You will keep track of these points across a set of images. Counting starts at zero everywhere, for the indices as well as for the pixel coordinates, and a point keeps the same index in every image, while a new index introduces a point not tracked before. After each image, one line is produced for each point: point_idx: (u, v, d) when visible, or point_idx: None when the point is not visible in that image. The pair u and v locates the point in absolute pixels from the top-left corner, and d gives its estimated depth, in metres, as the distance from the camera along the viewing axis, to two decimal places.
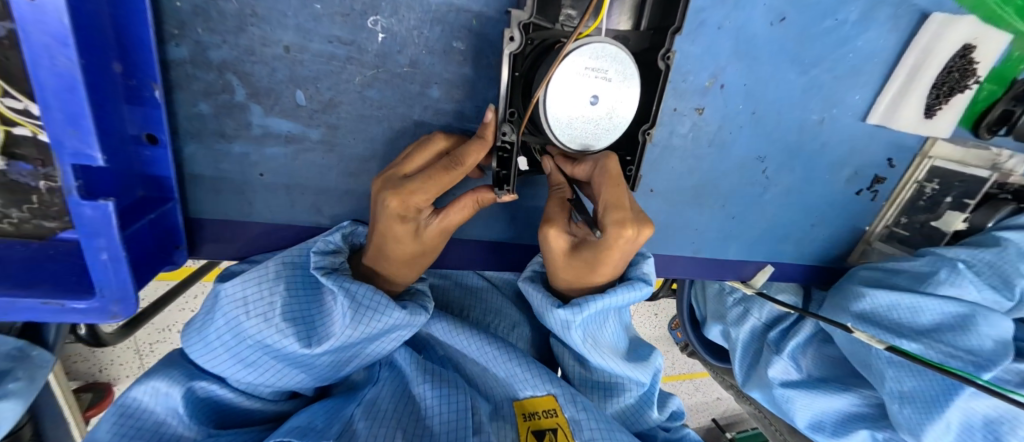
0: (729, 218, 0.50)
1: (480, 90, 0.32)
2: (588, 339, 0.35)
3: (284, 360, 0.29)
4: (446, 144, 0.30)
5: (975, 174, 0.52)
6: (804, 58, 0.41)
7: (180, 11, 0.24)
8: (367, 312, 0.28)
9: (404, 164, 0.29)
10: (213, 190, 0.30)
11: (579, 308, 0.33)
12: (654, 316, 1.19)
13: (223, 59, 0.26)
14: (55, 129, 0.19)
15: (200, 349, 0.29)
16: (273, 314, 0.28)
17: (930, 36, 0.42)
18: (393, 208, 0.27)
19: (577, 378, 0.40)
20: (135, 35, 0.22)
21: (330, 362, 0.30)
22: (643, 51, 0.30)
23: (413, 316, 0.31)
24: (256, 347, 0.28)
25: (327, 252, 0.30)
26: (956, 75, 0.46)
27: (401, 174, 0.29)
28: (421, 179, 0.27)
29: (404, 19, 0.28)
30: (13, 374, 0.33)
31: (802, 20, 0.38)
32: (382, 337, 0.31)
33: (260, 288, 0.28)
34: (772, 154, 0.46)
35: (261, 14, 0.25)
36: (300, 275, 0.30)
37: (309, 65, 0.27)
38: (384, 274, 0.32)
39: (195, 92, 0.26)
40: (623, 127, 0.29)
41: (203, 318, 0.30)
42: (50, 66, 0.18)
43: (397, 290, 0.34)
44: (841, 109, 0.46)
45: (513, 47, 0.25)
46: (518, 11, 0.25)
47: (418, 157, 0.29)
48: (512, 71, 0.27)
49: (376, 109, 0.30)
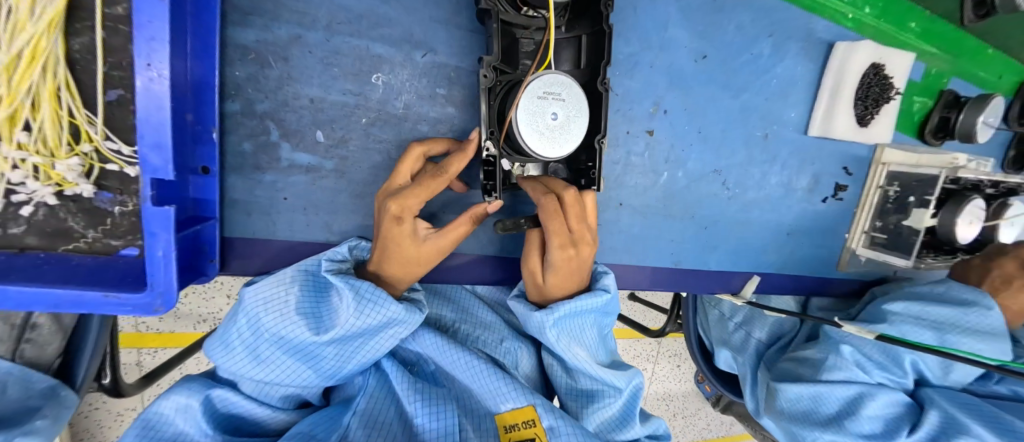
0: (703, 229, 0.54)
1: (460, 124, 0.40)
2: (563, 339, 0.38)
3: (295, 355, 0.33)
4: (436, 163, 0.37)
5: (927, 173, 0.56)
6: (733, 85, 0.49)
7: (238, 78, 0.33)
8: (369, 304, 0.32)
9: (396, 177, 0.35)
10: (244, 213, 0.36)
11: (551, 310, 0.37)
12: (677, 367, 1.14)
13: (264, 109, 0.35)
14: (144, 153, 0.27)
15: (220, 350, 0.33)
16: (289, 309, 0.32)
17: (839, 59, 0.51)
18: (392, 210, 0.33)
19: (563, 388, 0.42)
20: (205, 94, 0.31)
21: (337, 353, 0.34)
22: (587, 84, 0.38)
23: (410, 313, 0.35)
24: (273, 340, 0.32)
25: (336, 261, 0.36)
26: (876, 89, 0.53)
27: (398, 185, 0.35)
28: (415, 186, 0.33)
29: (399, 75, 0.37)
30: (41, 412, 0.31)
31: (721, 56, 0.47)
32: (382, 332, 0.34)
33: (278, 289, 0.33)
34: (727, 168, 0.52)
35: (295, 77, 0.35)
36: (314, 279, 0.35)
37: (327, 111, 0.36)
38: (387, 277, 0.36)
39: (242, 135, 0.35)
40: (579, 135, 0.36)
41: (226, 322, 0.34)
42: (152, 109, 0.26)
43: (398, 294, 0.38)
44: (781, 125, 0.53)
45: (488, 81, 0.33)
46: (489, 58, 0.33)
47: (404, 169, 0.35)
48: (488, 102, 0.35)
49: (378, 143, 0.38)
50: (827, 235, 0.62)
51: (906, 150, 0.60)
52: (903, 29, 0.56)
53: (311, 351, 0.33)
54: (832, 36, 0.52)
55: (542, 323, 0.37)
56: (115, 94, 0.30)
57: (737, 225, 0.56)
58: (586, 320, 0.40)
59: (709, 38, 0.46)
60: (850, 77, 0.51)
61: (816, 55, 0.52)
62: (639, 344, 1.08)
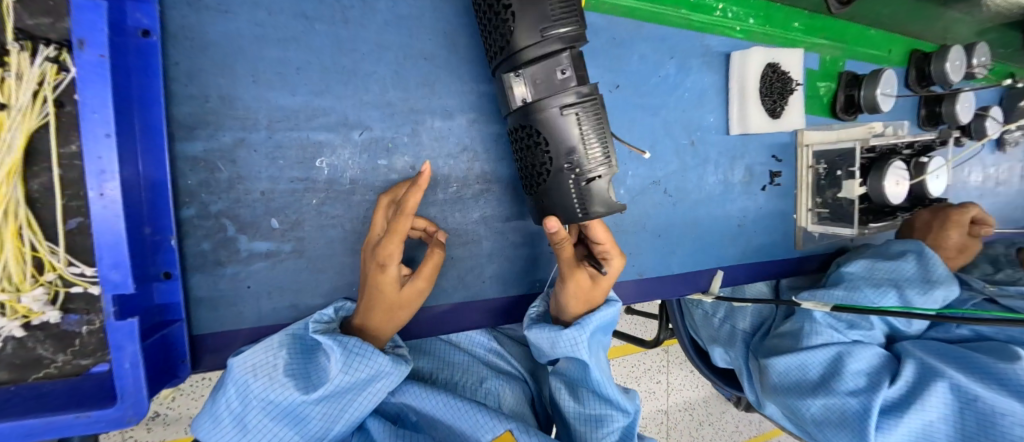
0: (657, 237, 0.57)
1: None
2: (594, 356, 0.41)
3: (285, 419, 0.33)
4: (425, 225, 0.42)
5: (843, 147, 0.60)
6: (650, 105, 0.54)
7: (190, 186, 0.36)
8: (358, 358, 0.34)
9: (373, 231, 0.38)
10: (211, 308, 0.38)
11: (583, 325, 0.39)
12: (688, 374, 1.12)
13: (218, 209, 0.37)
14: (104, 272, 0.29)
15: (208, 425, 0.33)
16: (278, 372, 0.33)
17: (737, 66, 0.57)
18: (375, 259, 0.35)
19: (572, 413, 0.43)
20: (160, 207, 0.34)
21: (328, 413, 0.34)
22: None
23: (397, 364, 0.36)
24: (262, 407, 0.32)
25: (323, 321, 0.37)
26: (778, 84, 0.59)
27: (374, 240, 0.38)
28: (388, 237, 0.35)
29: (340, 155, 0.41)
30: None
31: (633, 83, 0.53)
32: (371, 386, 0.35)
33: (267, 354, 0.34)
34: (664, 177, 0.56)
35: (244, 175, 0.38)
36: (301, 343, 0.36)
37: (279, 199, 0.39)
38: (371, 329, 0.37)
39: (199, 236, 0.37)
40: None
41: (213, 394, 0.34)
42: (108, 231, 0.29)
43: (381, 346, 0.38)
44: (703, 130, 0.58)
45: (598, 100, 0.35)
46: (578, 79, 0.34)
47: (377, 220, 0.39)
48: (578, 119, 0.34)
49: (331, 219, 0.41)
50: (777, 219, 0.66)
51: (823, 132, 0.66)
52: (789, 29, 0.63)
53: (300, 414, 0.33)
54: (727, 47, 0.59)
55: (575, 339, 0.39)
56: (76, 222, 0.33)
57: (689, 227, 0.59)
58: (601, 332, 0.43)
59: (618, 70, 0.52)
60: (751, 80, 0.57)
61: (718, 66, 0.58)
62: (649, 358, 1.07)
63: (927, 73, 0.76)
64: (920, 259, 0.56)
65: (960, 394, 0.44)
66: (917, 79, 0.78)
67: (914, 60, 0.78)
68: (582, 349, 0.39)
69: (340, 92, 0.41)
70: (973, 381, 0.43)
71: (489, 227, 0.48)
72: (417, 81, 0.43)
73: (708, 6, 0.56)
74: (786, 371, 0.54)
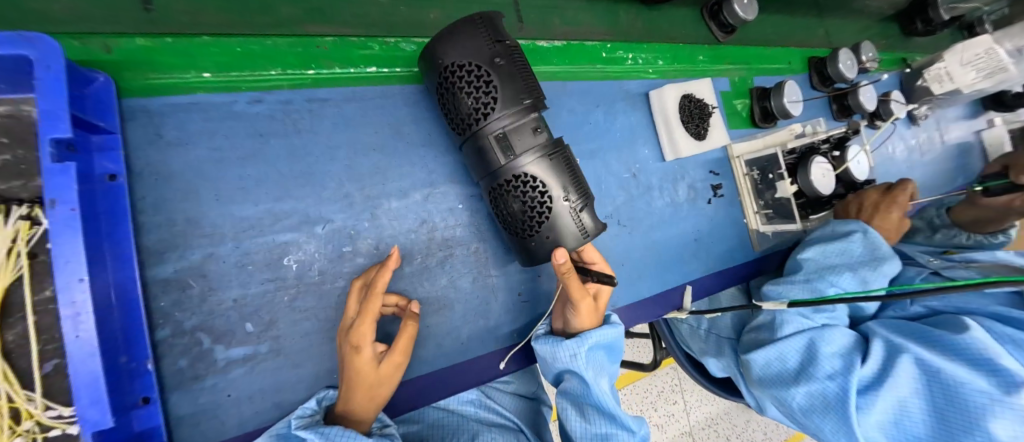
0: (621, 266, 0.60)
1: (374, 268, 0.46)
2: (591, 370, 0.45)
3: None
4: (396, 300, 0.45)
5: (767, 154, 0.67)
6: (587, 150, 0.60)
7: (164, 307, 0.38)
8: None
9: (346, 314, 0.40)
10: (193, 424, 0.38)
11: (583, 339, 0.45)
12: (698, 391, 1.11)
13: (193, 324, 0.39)
14: (83, 411, 0.30)
15: None
16: None
17: (657, 102, 0.65)
18: (352, 340, 0.38)
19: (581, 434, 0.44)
20: (135, 335, 0.36)
21: None
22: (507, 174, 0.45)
23: None
24: None
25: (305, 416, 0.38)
26: (696, 111, 0.66)
27: (347, 324, 0.40)
28: (360, 314, 0.38)
29: (307, 250, 0.44)
30: None
31: (568, 134, 0.59)
32: None
33: None
34: (615, 211, 0.61)
35: (215, 287, 0.40)
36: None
37: (251, 303, 0.41)
38: (354, 411, 0.38)
39: (176, 353, 0.38)
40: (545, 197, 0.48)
41: None
42: (85, 369, 0.30)
43: (366, 429, 0.38)
44: (641, 162, 0.64)
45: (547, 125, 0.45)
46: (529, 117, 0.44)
47: (352, 301, 0.41)
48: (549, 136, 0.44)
49: (304, 312, 0.43)
50: (730, 228, 0.71)
51: (749, 141, 0.73)
52: (695, 62, 0.72)
53: None
54: (644, 88, 0.66)
55: (576, 350, 0.44)
56: (52, 364, 0.34)
57: (649, 251, 0.63)
58: (602, 348, 0.47)
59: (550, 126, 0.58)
60: (671, 112, 0.64)
61: (639, 105, 0.65)
62: (658, 381, 1.06)
63: (825, 73, 0.85)
64: (865, 239, 0.61)
65: (925, 368, 0.46)
66: (820, 79, 0.87)
67: (812, 64, 0.88)
68: (581, 360, 0.44)
69: (299, 194, 0.44)
70: (935, 354, 0.46)
71: (459, 289, 0.51)
72: (370, 171, 0.48)
73: (619, 57, 0.64)
74: (766, 363, 0.56)
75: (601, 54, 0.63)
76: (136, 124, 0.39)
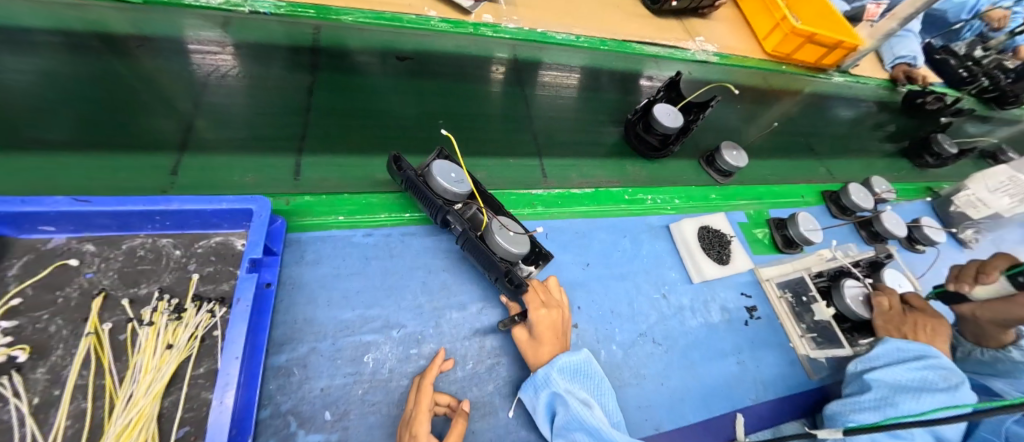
0: (661, 385, 0.61)
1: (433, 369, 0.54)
2: (570, 391, 0.49)
3: None
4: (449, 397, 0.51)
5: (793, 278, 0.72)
6: (617, 272, 0.69)
7: (270, 391, 0.48)
8: None
9: (407, 407, 0.47)
10: None
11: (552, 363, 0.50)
12: None
13: (287, 408, 0.48)
14: None
15: None
16: None
17: (677, 233, 0.76)
18: (410, 431, 0.43)
19: None
20: (246, 412, 0.44)
21: None
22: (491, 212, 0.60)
23: None
24: None
25: None
26: (715, 239, 0.76)
27: (407, 416, 0.46)
28: (417, 404, 0.45)
29: (382, 350, 0.54)
30: None
31: (599, 258, 0.70)
32: None
33: None
34: (648, 328, 0.66)
35: (310, 376, 0.50)
36: None
37: (334, 393, 0.50)
38: None
39: (268, 434, 0.46)
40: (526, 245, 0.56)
41: None
42: (217, 431, 0.39)
43: None
44: (670, 283, 0.71)
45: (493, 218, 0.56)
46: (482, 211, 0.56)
47: (412, 396, 0.48)
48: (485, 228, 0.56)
49: (372, 405, 0.50)
50: (775, 352, 0.70)
51: (776, 266, 0.78)
52: (709, 200, 0.84)
53: None
54: (665, 220, 0.79)
55: (549, 374, 0.50)
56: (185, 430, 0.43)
57: (690, 371, 0.64)
58: (579, 375, 0.52)
59: (584, 252, 0.69)
60: (691, 240, 0.74)
61: (662, 235, 0.76)
62: None
63: (841, 205, 0.93)
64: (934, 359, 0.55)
65: None
66: (838, 210, 0.94)
67: (825, 197, 0.97)
68: (556, 382, 0.49)
69: (384, 303, 0.57)
70: None
71: (503, 397, 0.55)
72: (438, 286, 0.61)
73: (639, 198, 0.79)
74: None
75: (623, 196, 0.78)
76: (291, 250, 0.57)
